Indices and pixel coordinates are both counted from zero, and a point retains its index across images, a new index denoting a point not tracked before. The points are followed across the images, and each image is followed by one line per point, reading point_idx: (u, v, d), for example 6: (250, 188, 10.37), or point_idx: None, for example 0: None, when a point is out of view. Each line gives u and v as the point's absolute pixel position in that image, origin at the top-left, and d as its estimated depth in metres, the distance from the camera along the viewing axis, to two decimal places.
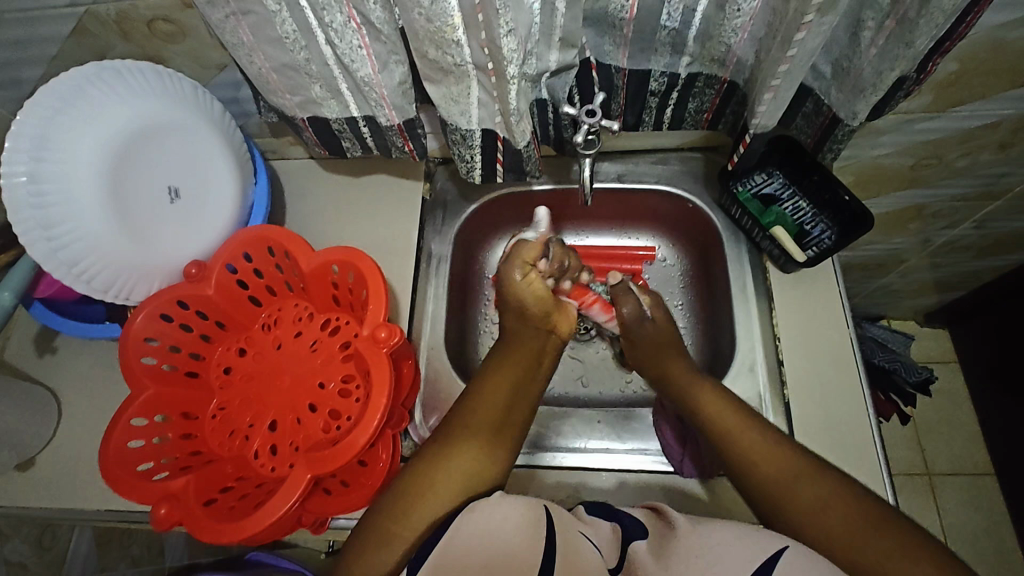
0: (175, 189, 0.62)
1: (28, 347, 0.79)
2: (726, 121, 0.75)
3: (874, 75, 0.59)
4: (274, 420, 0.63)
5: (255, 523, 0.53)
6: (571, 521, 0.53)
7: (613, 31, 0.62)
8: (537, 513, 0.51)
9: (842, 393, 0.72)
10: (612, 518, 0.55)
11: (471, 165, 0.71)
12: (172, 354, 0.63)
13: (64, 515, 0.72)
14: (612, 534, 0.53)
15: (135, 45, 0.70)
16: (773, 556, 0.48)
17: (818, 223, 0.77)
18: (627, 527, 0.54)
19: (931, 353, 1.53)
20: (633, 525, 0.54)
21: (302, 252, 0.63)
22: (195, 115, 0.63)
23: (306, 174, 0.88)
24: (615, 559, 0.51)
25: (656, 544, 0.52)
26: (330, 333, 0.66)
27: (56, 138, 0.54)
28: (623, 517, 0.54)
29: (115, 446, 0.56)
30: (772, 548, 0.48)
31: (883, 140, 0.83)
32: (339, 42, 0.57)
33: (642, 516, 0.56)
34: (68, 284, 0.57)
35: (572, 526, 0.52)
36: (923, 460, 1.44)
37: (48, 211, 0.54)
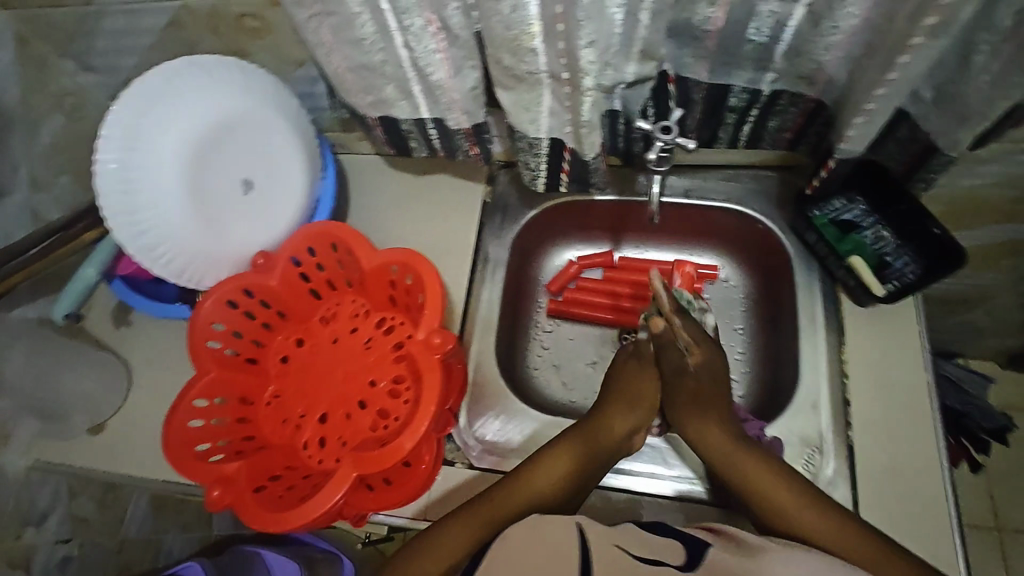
0: (249, 181, 0.64)
1: (104, 319, 0.83)
2: (807, 142, 0.71)
3: (983, 104, 0.55)
4: (325, 413, 0.64)
5: (303, 515, 0.54)
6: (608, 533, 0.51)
7: (696, 44, 0.60)
8: (567, 534, 0.49)
9: (914, 442, 0.67)
10: (677, 538, 0.51)
11: (536, 173, 0.70)
12: (235, 340, 0.65)
13: (126, 482, 0.76)
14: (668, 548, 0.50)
15: (221, 39, 0.72)
16: None
17: (901, 256, 0.71)
18: (692, 543, 0.50)
19: (1011, 399, 1.42)
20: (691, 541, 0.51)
21: (364, 250, 0.64)
22: (273, 110, 0.64)
23: (371, 170, 0.90)
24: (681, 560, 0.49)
25: (727, 558, 0.48)
26: (384, 332, 0.66)
27: (146, 128, 0.56)
28: (686, 536, 0.52)
29: (177, 425, 0.58)
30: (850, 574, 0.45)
31: (982, 169, 0.76)
32: (416, 46, 0.57)
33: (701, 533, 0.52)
34: (147, 266, 0.60)
35: (607, 539, 0.50)
36: (992, 513, 1.34)
37: (134, 197, 0.57)
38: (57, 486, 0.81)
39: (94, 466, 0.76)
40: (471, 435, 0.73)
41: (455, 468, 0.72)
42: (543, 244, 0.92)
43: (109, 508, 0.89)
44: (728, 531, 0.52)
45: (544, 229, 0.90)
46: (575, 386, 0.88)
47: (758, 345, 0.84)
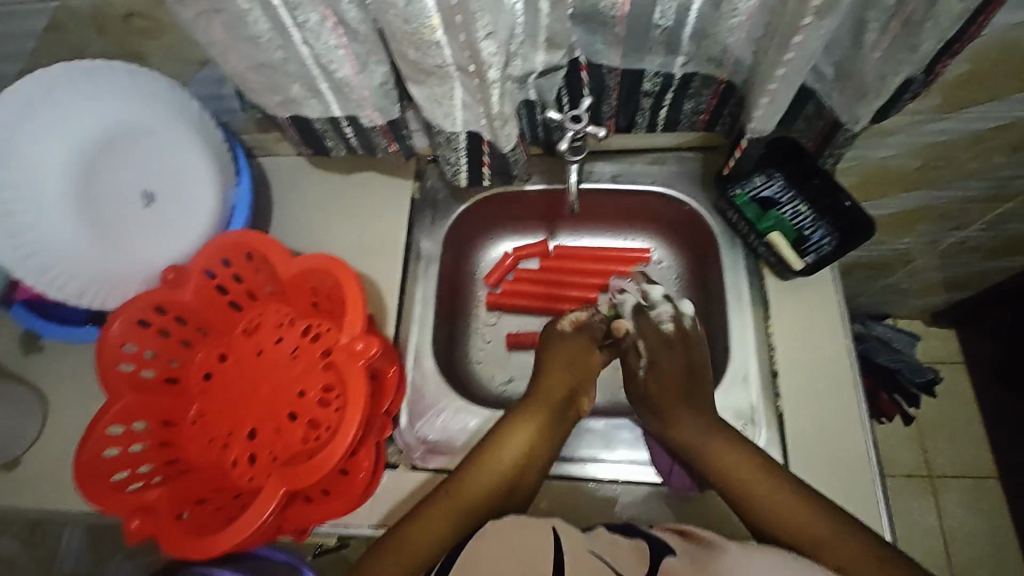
0: (149, 192, 0.60)
1: (13, 345, 0.79)
2: (723, 124, 0.72)
3: (876, 79, 0.56)
4: (254, 429, 0.62)
5: (230, 536, 0.51)
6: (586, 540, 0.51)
7: (604, 30, 0.59)
8: (545, 539, 0.49)
9: (837, 407, 0.70)
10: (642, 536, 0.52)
11: (457, 167, 0.68)
12: (149, 361, 0.62)
13: (50, 516, 0.72)
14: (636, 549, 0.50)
15: (111, 41, 0.68)
16: None
17: (817, 228, 0.74)
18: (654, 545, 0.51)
19: (937, 352, 1.51)
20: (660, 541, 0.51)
21: (280, 257, 0.61)
22: (167, 114, 0.60)
23: (293, 171, 0.87)
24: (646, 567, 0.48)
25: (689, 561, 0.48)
26: (310, 340, 0.64)
27: (21, 144, 0.53)
28: (652, 541, 0.52)
29: (89, 455, 0.55)
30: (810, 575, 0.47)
31: (890, 140, 0.80)
32: (315, 42, 0.55)
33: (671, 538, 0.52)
34: (39, 289, 0.56)
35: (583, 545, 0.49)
36: (924, 462, 1.43)
37: (16, 216, 0.54)
38: None
39: (13, 502, 0.73)
40: (412, 435, 0.73)
41: (398, 470, 0.71)
42: (477, 237, 0.91)
43: (39, 545, 0.85)
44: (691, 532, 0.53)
45: (477, 222, 0.89)
46: (519, 378, 0.87)
47: None
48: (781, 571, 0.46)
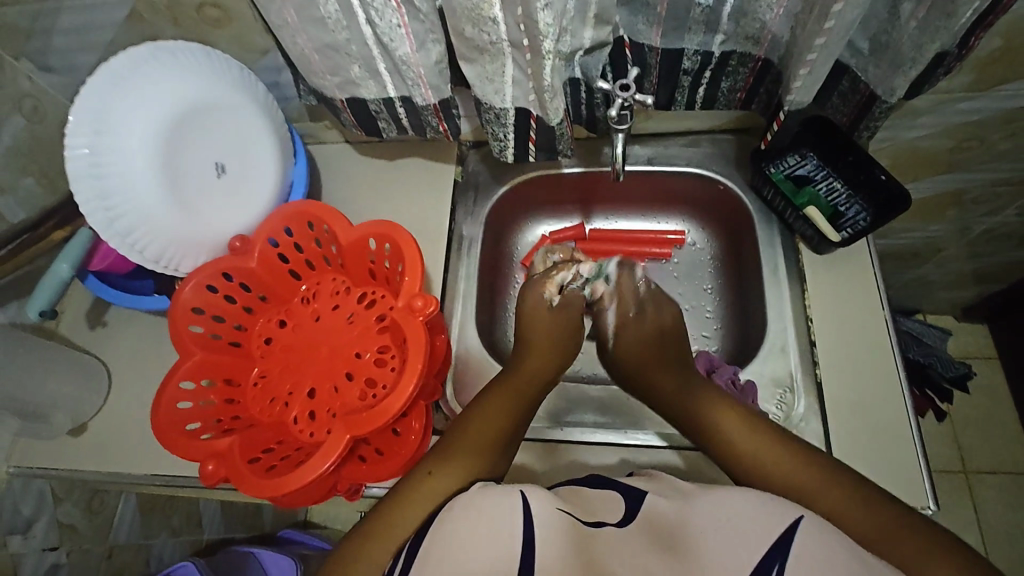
0: (221, 165, 0.65)
1: (80, 319, 0.84)
2: (759, 101, 0.75)
3: (913, 49, 0.59)
4: (313, 388, 0.65)
5: (295, 481, 0.54)
6: (552, 499, 0.51)
7: (647, 9, 0.63)
8: (512, 505, 0.50)
9: (874, 375, 0.71)
10: (612, 489, 0.55)
11: (504, 143, 0.71)
12: (216, 323, 0.65)
13: (114, 480, 0.76)
14: (611, 503, 0.54)
15: (184, 30, 0.74)
16: (791, 525, 0.46)
17: (852, 205, 0.76)
18: (628, 494, 0.54)
19: (969, 347, 1.50)
20: (630, 491, 0.55)
21: (341, 226, 0.65)
22: (240, 94, 0.65)
23: (340, 158, 0.91)
24: (618, 516, 0.52)
25: (663, 504, 0.52)
26: (366, 306, 0.67)
27: (115, 114, 0.57)
28: (625, 488, 0.55)
29: (164, 407, 0.59)
30: (788, 517, 0.47)
31: (922, 121, 0.82)
32: (378, 21, 0.60)
33: (640, 482, 0.56)
34: (123, 252, 0.60)
35: (550, 504, 0.50)
36: (959, 458, 1.41)
37: (107, 181, 0.58)
38: (41, 492, 0.80)
39: (80, 466, 0.77)
40: (458, 404, 0.75)
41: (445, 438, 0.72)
42: (515, 221, 0.94)
43: (97, 515, 0.89)
44: (664, 478, 0.56)
45: (515, 205, 0.93)
46: None
47: (729, 302, 0.88)
48: (746, 508, 0.48)
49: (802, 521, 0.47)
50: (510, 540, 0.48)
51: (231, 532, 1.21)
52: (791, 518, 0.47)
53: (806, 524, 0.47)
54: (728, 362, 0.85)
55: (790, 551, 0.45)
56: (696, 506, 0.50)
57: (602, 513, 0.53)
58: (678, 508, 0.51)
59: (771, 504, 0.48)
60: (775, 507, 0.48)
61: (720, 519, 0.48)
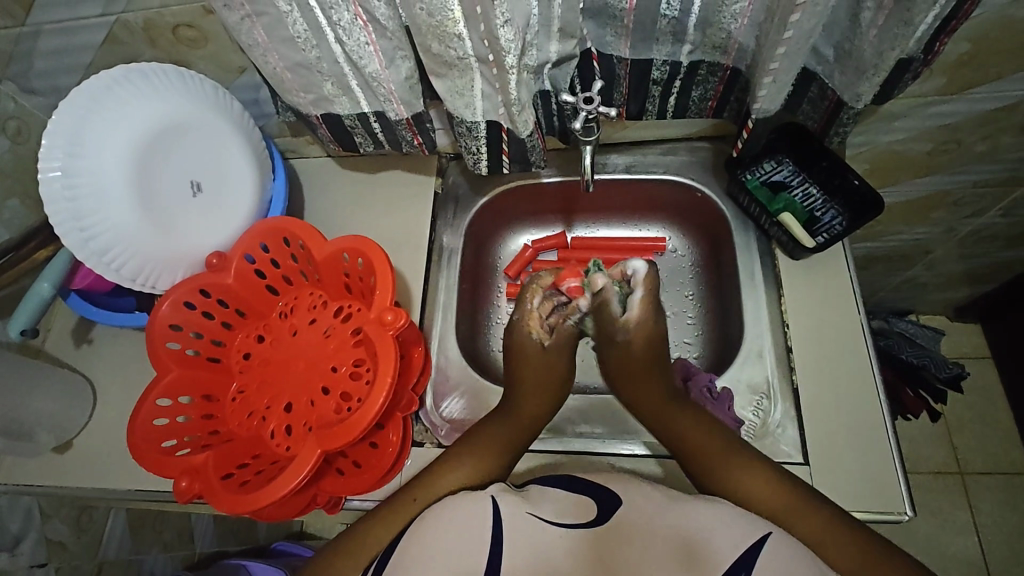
0: (197, 183, 0.66)
1: (66, 337, 0.85)
2: (731, 109, 0.75)
3: (875, 56, 0.59)
4: (290, 403, 0.66)
5: (266, 496, 0.55)
6: (522, 503, 0.53)
7: (614, 22, 0.64)
8: (484, 509, 0.52)
9: (851, 380, 0.71)
10: (589, 494, 0.54)
11: (478, 156, 0.72)
12: (194, 340, 0.66)
13: (98, 496, 0.77)
14: (581, 503, 0.53)
15: (161, 51, 0.75)
16: (759, 543, 0.48)
17: (828, 210, 0.77)
18: (602, 500, 0.53)
19: (963, 347, 1.49)
20: (606, 497, 0.53)
21: (315, 241, 0.66)
22: (214, 113, 0.66)
23: (323, 172, 0.92)
24: (592, 515, 0.52)
25: (637, 517, 0.51)
26: (342, 320, 0.68)
27: (88, 136, 0.58)
28: (597, 492, 0.54)
29: (140, 424, 0.59)
30: (758, 534, 0.49)
31: (897, 124, 0.82)
32: (347, 39, 0.60)
33: (617, 484, 0.55)
34: (98, 270, 0.61)
35: (521, 508, 0.52)
36: (954, 459, 1.40)
37: (81, 202, 0.58)
38: (28, 509, 0.81)
39: (64, 482, 0.77)
40: (438, 415, 0.76)
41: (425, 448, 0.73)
42: (496, 231, 0.95)
43: (86, 531, 0.90)
44: (639, 482, 0.54)
45: (496, 215, 0.93)
46: None
47: (710, 308, 0.89)
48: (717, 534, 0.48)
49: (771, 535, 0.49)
50: (481, 547, 0.49)
51: (225, 545, 1.21)
52: (760, 535, 0.48)
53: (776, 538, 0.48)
54: (710, 367, 0.85)
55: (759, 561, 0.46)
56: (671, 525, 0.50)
57: (571, 512, 0.52)
58: (653, 522, 0.50)
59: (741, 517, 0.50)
60: (745, 521, 0.50)
61: (691, 532, 0.49)
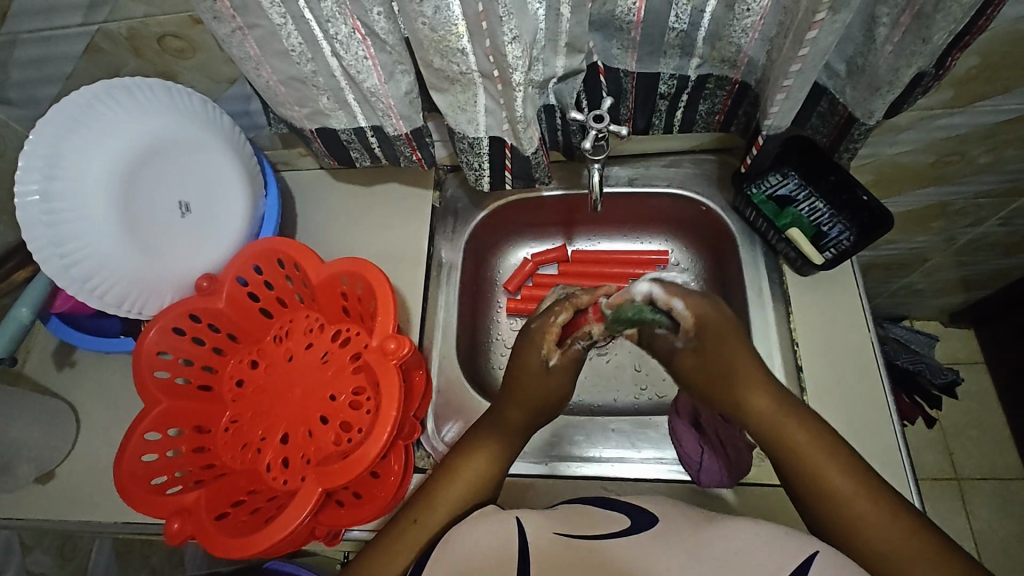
0: (186, 203, 0.63)
1: (47, 360, 0.81)
2: (739, 123, 0.73)
3: (890, 72, 0.57)
4: (286, 433, 0.63)
5: (264, 539, 0.52)
6: (551, 523, 0.50)
7: (620, 35, 0.62)
8: (508, 529, 0.50)
9: (863, 399, 0.70)
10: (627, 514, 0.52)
11: (480, 173, 0.69)
12: (184, 368, 0.63)
13: (83, 529, 0.73)
14: (616, 521, 0.50)
15: (146, 61, 0.71)
16: (803, 564, 0.44)
17: (835, 224, 0.75)
18: (638, 519, 0.51)
19: (958, 353, 1.50)
20: (642, 518, 0.51)
21: (311, 263, 0.63)
22: (203, 129, 0.63)
23: (316, 184, 0.89)
24: (625, 529, 0.49)
25: (674, 533, 0.48)
26: (341, 344, 0.65)
27: (68, 156, 0.54)
28: (631, 510, 0.52)
29: (128, 461, 0.56)
30: (801, 555, 0.45)
31: (903, 136, 0.81)
32: (344, 53, 0.57)
33: (654, 509, 0.52)
34: (81, 298, 0.58)
35: (548, 529, 0.49)
36: (950, 464, 1.41)
37: (61, 227, 0.55)
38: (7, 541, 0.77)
39: (47, 515, 0.74)
40: (439, 440, 0.73)
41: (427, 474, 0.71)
42: (497, 245, 0.93)
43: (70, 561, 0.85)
44: (674, 508, 0.53)
45: (496, 229, 0.91)
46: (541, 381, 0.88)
47: None
48: (754, 546, 0.45)
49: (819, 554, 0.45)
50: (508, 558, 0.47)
51: None
52: (804, 557, 0.44)
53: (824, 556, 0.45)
54: None
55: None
56: (708, 539, 0.47)
57: (602, 525, 0.50)
58: (688, 535, 0.48)
59: (787, 535, 0.46)
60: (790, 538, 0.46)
61: (733, 548, 0.46)
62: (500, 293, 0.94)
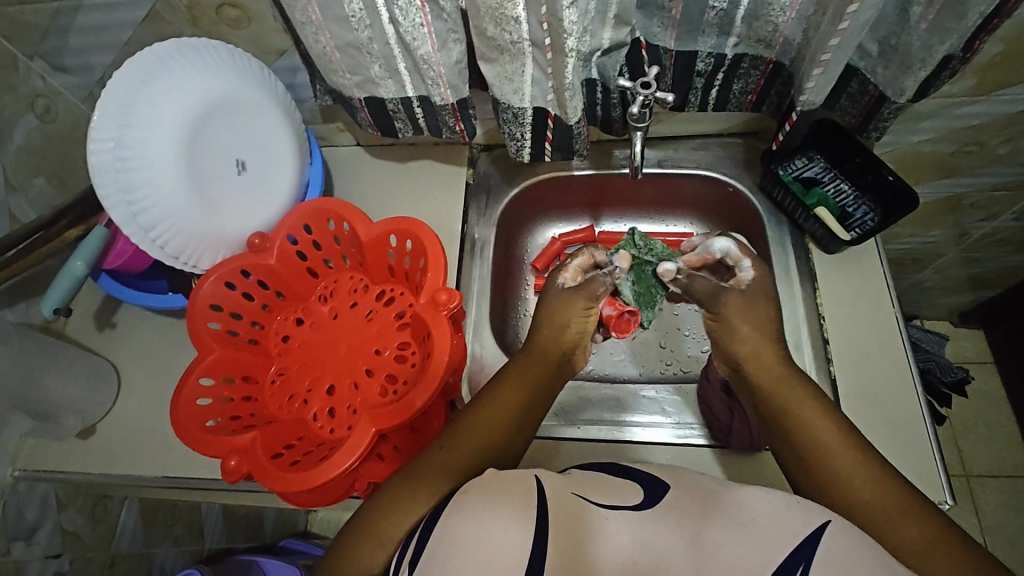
0: (242, 161, 0.65)
1: (88, 320, 0.83)
2: (770, 103, 0.76)
3: (923, 50, 0.60)
4: (332, 385, 0.65)
5: (318, 476, 0.54)
6: (565, 483, 0.49)
7: (662, 13, 0.64)
8: (528, 487, 0.48)
9: (888, 371, 0.72)
10: (632, 478, 0.51)
11: (521, 143, 0.73)
12: (235, 321, 0.65)
13: (122, 482, 0.75)
14: (626, 486, 0.50)
15: (201, 30, 0.74)
16: (817, 530, 0.44)
17: (860, 206, 0.78)
18: (647, 486, 0.50)
19: (966, 353, 1.52)
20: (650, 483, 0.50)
21: (361, 221, 0.65)
22: (262, 92, 0.65)
23: (352, 160, 0.92)
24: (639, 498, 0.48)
25: (689, 501, 0.48)
26: (385, 303, 0.68)
27: (140, 107, 0.57)
28: (640, 476, 0.51)
29: (185, 402, 0.58)
30: (815, 523, 0.45)
31: (925, 124, 0.84)
32: (402, 20, 0.60)
33: (661, 473, 0.52)
34: (143, 246, 0.60)
35: (565, 488, 0.48)
36: (960, 461, 1.42)
37: (131, 176, 0.57)
38: (45, 496, 0.78)
39: (88, 467, 0.75)
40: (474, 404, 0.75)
41: None
42: (526, 224, 0.95)
43: (101, 522, 0.87)
44: (682, 471, 0.52)
45: (526, 208, 0.93)
46: None
47: None
48: (775, 514, 0.45)
49: (830, 525, 0.44)
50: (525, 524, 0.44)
51: (232, 541, 1.19)
52: (818, 524, 0.44)
53: (835, 528, 0.44)
54: None
55: (817, 555, 0.42)
56: (721, 507, 0.47)
57: (617, 493, 0.49)
58: (703, 502, 0.48)
59: (798, 506, 0.46)
60: (801, 510, 0.45)
61: (750, 517, 0.45)
62: (528, 271, 0.96)
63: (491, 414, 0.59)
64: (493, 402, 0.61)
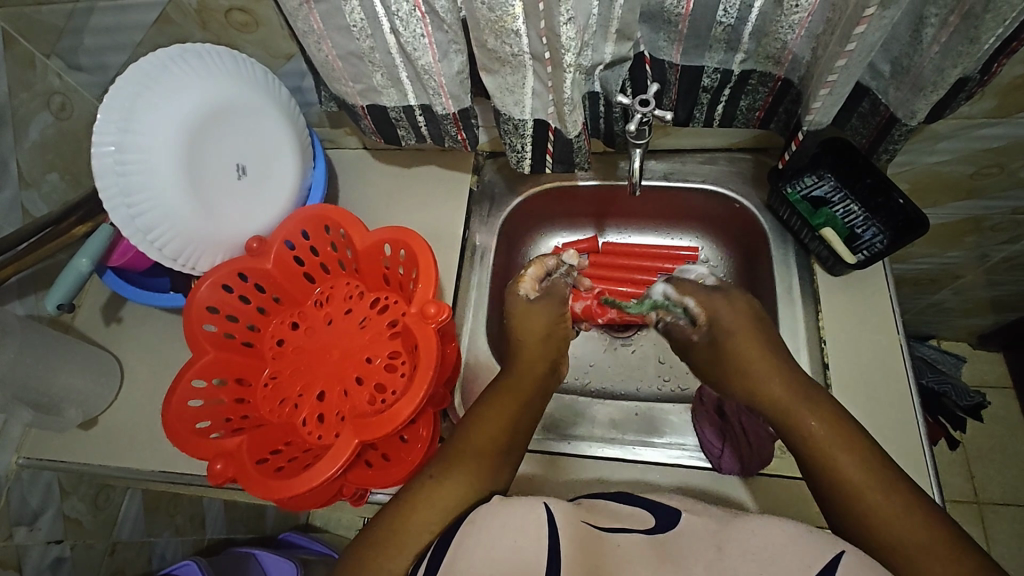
0: (243, 166, 0.66)
1: (96, 314, 0.85)
2: (778, 120, 0.75)
3: (935, 73, 0.59)
4: (323, 391, 0.66)
5: (302, 483, 0.55)
6: (575, 512, 0.48)
7: (669, 27, 0.63)
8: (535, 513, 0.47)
9: (889, 399, 0.70)
10: (648, 510, 0.51)
11: (522, 154, 0.72)
12: (230, 324, 0.66)
13: (120, 474, 0.76)
14: (640, 519, 0.50)
15: (211, 34, 0.75)
16: (831, 560, 0.43)
17: (869, 227, 0.75)
18: (660, 516, 0.50)
19: (985, 376, 1.47)
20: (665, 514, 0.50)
21: (358, 231, 0.65)
22: (263, 96, 0.66)
23: (358, 164, 0.92)
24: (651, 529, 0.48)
25: (701, 531, 0.47)
26: (379, 311, 0.69)
27: (141, 112, 0.58)
28: (653, 508, 0.51)
29: (176, 403, 0.59)
30: (828, 552, 0.44)
31: (942, 145, 0.81)
32: (403, 31, 0.60)
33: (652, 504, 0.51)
34: (143, 249, 0.61)
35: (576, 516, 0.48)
36: (972, 487, 1.38)
37: (131, 180, 0.58)
38: (49, 484, 0.80)
39: (89, 458, 0.77)
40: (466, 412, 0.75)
41: None
42: (530, 232, 0.95)
43: (103, 510, 0.89)
44: (694, 504, 0.52)
45: (530, 217, 0.93)
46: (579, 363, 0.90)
47: None
48: (787, 542, 0.44)
49: (844, 555, 0.44)
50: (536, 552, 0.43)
51: (232, 532, 1.21)
52: (831, 553, 0.44)
53: (849, 558, 0.44)
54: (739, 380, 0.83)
55: None
56: (729, 534, 0.46)
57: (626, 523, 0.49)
58: (711, 533, 0.47)
59: (810, 534, 0.45)
60: (814, 539, 0.45)
61: (761, 545, 0.44)
62: None
63: (491, 423, 0.60)
64: (489, 411, 0.62)
